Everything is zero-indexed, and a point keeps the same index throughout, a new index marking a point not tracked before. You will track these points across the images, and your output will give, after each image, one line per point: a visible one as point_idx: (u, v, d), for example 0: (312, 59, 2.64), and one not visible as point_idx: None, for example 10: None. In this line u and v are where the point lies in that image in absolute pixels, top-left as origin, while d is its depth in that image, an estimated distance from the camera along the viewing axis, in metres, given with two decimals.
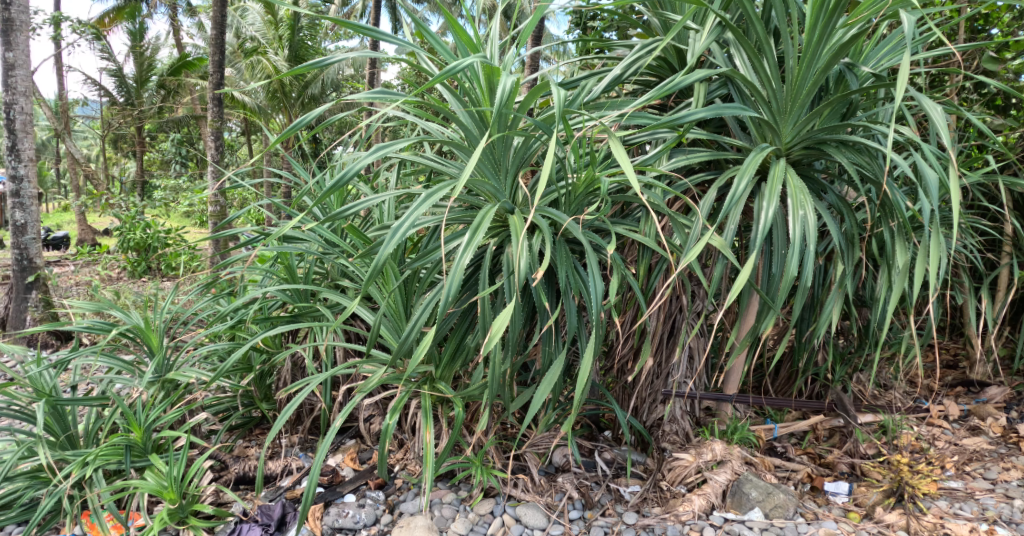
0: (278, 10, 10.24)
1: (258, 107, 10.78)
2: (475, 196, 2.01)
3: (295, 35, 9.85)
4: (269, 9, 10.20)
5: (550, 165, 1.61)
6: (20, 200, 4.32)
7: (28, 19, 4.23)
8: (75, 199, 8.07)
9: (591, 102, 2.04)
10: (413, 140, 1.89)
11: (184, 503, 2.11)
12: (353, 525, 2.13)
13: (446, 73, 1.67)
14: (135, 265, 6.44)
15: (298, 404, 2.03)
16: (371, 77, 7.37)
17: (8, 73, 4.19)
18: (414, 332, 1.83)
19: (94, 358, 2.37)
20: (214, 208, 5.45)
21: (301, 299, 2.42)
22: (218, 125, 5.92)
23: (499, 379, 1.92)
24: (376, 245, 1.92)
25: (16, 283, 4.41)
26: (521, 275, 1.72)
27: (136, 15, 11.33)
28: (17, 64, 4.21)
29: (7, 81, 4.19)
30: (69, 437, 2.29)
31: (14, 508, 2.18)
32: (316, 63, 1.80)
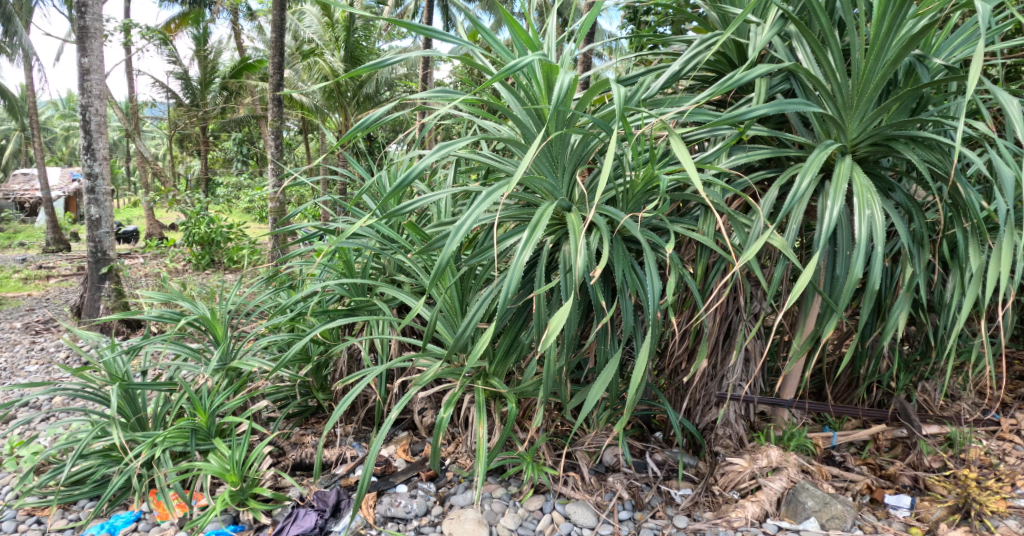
0: (334, 12, 10.39)
1: (315, 106, 10.97)
2: (532, 194, 2.01)
3: (351, 35, 10.03)
4: (326, 11, 10.35)
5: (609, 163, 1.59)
6: (95, 197, 4.55)
7: (101, 26, 4.43)
8: (144, 196, 8.39)
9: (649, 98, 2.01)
10: (473, 138, 1.91)
11: (245, 486, 2.19)
12: (404, 514, 2.18)
13: (505, 71, 1.70)
14: (199, 258, 6.68)
15: (355, 396, 2.07)
16: (425, 76, 7.39)
17: (84, 77, 4.42)
18: (471, 328, 1.87)
19: (164, 345, 2.46)
20: (274, 204, 5.52)
21: (358, 293, 2.50)
22: (276, 124, 6.09)
23: (553, 378, 1.91)
24: (434, 242, 1.94)
25: (91, 273, 4.62)
26: (579, 273, 1.71)
27: (200, 21, 11.75)
28: (92, 69, 4.42)
29: (82, 85, 4.42)
30: (138, 419, 2.40)
31: (87, 483, 2.31)
32: (373, 65, 1.93)
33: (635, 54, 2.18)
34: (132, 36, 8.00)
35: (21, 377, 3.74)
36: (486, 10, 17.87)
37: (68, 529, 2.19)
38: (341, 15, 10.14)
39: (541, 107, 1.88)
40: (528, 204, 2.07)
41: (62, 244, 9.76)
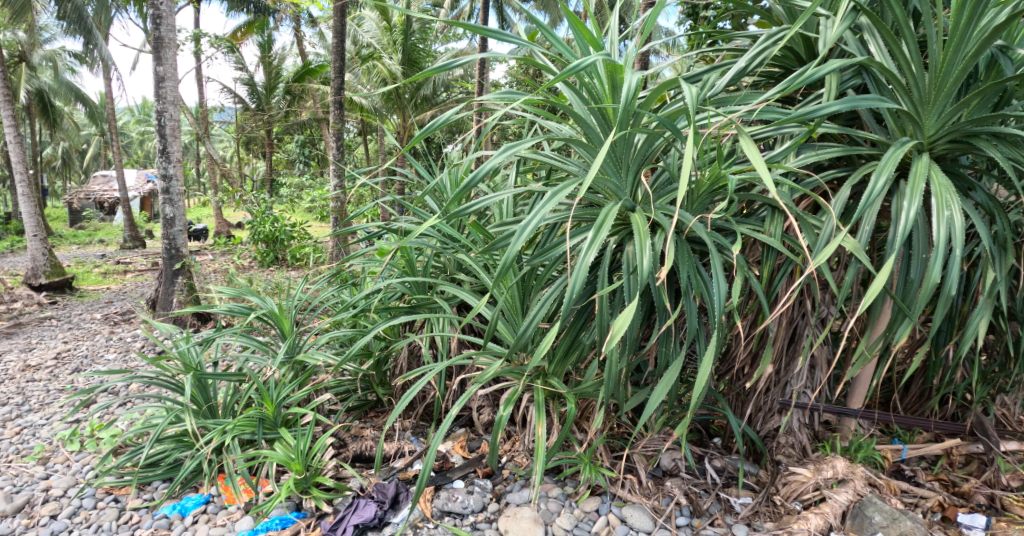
0: (392, 17, 10.57)
1: (374, 108, 11.18)
2: (595, 194, 2.01)
3: (408, 39, 10.18)
4: (384, 16, 10.54)
5: (686, 171, 1.57)
6: (169, 197, 4.77)
7: (175, 36, 4.64)
8: (213, 196, 8.74)
9: (714, 96, 1.98)
10: (539, 139, 1.91)
11: (308, 474, 2.27)
12: (461, 510, 2.20)
13: (568, 71, 1.70)
14: (264, 255, 6.94)
15: (416, 392, 2.09)
16: (480, 77, 7.42)
17: (160, 84, 4.64)
18: (533, 328, 1.88)
19: (234, 338, 2.55)
20: (335, 204, 5.66)
21: (419, 291, 2.52)
22: (338, 126, 6.25)
23: (613, 380, 1.90)
24: (497, 242, 1.95)
25: (166, 268, 4.84)
26: (644, 275, 1.69)
27: (265, 29, 12.16)
28: (166, 76, 4.64)
29: (158, 92, 4.64)
30: (209, 407, 2.50)
31: (161, 466, 2.43)
32: (440, 65, 2.00)
33: (697, 51, 2.12)
34: (201, 44, 8.36)
35: (101, 364, 3.95)
36: (542, 12, 17.92)
37: (143, 508, 2.32)
38: (399, 19, 10.30)
39: (605, 106, 1.87)
40: (591, 204, 2.06)
41: (138, 241, 10.25)
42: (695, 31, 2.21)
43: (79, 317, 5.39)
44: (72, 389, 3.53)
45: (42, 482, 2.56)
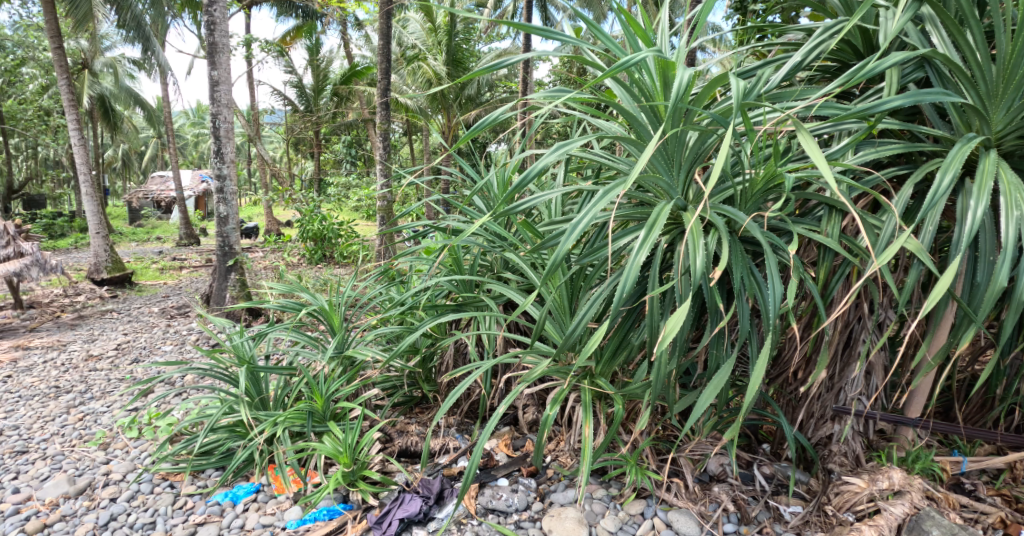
0: (437, 18, 10.65)
1: (419, 108, 11.29)
2: (645, 192, 1.98)
3: (452, 39, 10.24)
4: (429, 17, 10.62)
5: (723, 158, 1.57)
6: (223, 196, 4.91)
7: (228, 41, 4.78)
8: (265, 195, 8.97)
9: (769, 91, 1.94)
10: (590, 137, 1.90)
11: (355, 468, 2.30)
12: (505, 508, 2.20)
13: (618, 67, 1.69)
14: (313, 253, 7.09)
15: (463, 391, 2.09)
16: (525, 76, 7.42)
17: (214, 88, 4.78)
18: (581, 328, 1.87)
19: (286, 332, 2.61)
20: (382, 202, 5.74)
21: (466, 289, 2.52)
22: (384, 127, 6.33)
23: (662, 382, 1.88)
24: (546, 240, 1.95)
25: (220, 265, 4.98)
26: (697, 276, 1.67)
27: (313, 33, 12.41)
28: (220, 80, 4.78)
29: (213, 95, 4.78)
30: (261, 399, 2.56)
31: (215, 455, 2.50)
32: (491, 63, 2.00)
33: (749, 46, 2.11)
34: (252, 49, 8.59)
35: (159, 355, 4.09)
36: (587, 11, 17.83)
37: (197, 495, 2.39)
38: (443, 20, 10.36)
39: (656, 103, 1.85)
40: (642, 203, 2.04)
41: (193, 239, 10.56)
42: (746, 25, 2.16)
43: (138, 311, 5.60)
44: (132, 378, 3.66)
45: (104, 466, 2.66)
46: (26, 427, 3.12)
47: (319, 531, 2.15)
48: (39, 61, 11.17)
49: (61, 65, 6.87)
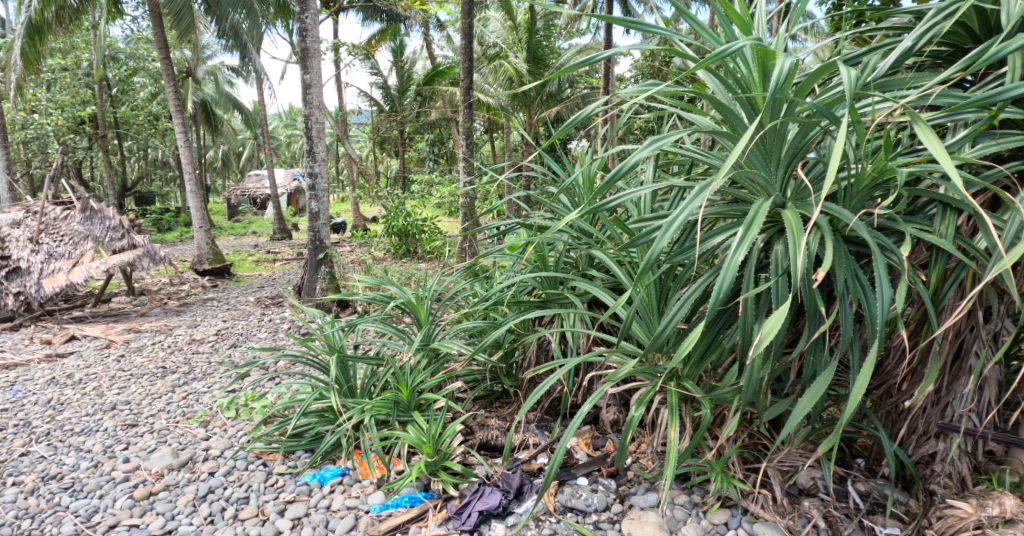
0: (517, 16, 10.62)
1: (500, 107, 11.36)
2: (741, 189, 1.93)
3: (533, 37, 10.18)
4: (509, 15, 10.61)
5: (837, 156, 1.51)
6: (315, 193, 5.12)
7: (319, 46, 4.98)
8: (352, 192, 9.30)
9: (877, 80, 1.83)
10: (686, 132, 1.85)
11: (437, 458, 2.34)
12: (584, 507, 2.19)
13: (713, 56, 1.64)
14: (397, 248, 7.32)
15: (547, 389, 2.09)
16: (608, 73, 7.31)
17: (307, 91, 4.99)
18: (671, 328, 1.84)
19: (375, 324, 2.68)
20: (465, 199, 5.82)
21: (550, 286, 2.52)
22: (467, 125, 6.41)
23: (754, 387, 1.82)
24: (637, 237, 1.91)
25: (311, 257, 5.19)
26: (799, 276, 1.61)
27: (397, 35, 12.72)
28: (313, 83, 4.99)
29: (305, 98, 4.99)
30: (350, 387, 2.65)
31: (305, 437, 2.61)
32: (583, 57, 1.99)
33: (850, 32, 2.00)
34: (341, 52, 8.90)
35: (254, 341, 4.31)
36: None
37: (287, 474, 2.50)
38: (524, 17, 10.33)
39: (755, 95, 1.79)
40: (736, 200, 1.98)
41: (286, 234, 11.04)
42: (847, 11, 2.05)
43: (236, 299, 5.92)
44: (230, 362, 3.87)
45: (203, 442, 2.82)
46: (136, 403, 3.35)
47: (401, 517, 2.20)
48: (149, 70, 11.98)
49: (168, 73, 7.32)
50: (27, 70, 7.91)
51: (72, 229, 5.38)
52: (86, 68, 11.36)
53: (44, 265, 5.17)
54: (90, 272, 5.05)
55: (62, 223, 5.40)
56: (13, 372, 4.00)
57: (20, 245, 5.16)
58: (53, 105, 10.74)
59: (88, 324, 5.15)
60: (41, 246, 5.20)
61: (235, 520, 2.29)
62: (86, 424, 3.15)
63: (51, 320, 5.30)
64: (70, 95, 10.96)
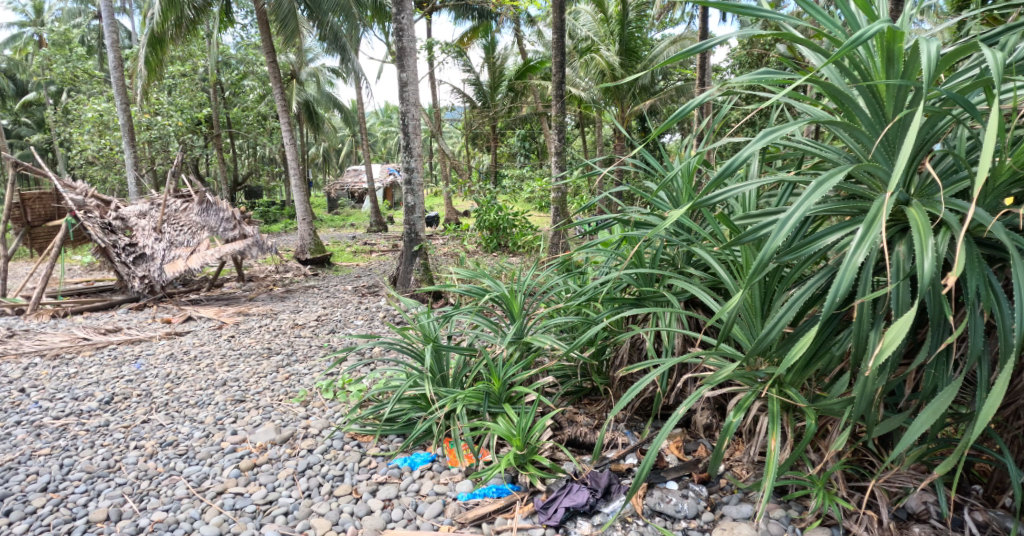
0: (609, 8, 10.39)
1: (592, 102, 11.24)
2: (858, 186, 1.84)
3: (625, 29, 9.87)
4: (601, 7, 10.39)
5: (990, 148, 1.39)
6: (411, 187, 5.25)
7: (415, 43, 5.10)
8: (446, 186, 9.51)
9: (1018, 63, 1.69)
10: (801, 124, 1.77)
11: (525, 452, 2.35)
12: (673, 513, 2.14)
13: (848, 44, 1.54)
14: (489, 242, 7.45)
15: (641, 389, 2.05)
16: (706, 64, 7.04)
17: (404, 89, 5.13)
18: (777, 331, 1.77)
19: (470, 316, 2.73)
20: (556, 194, 5.81)
21: (645, 283, 2.51)
22: (559, 119, 6.37)
23: (867, 400, 1.72)
24: (744, 235, 1.85)
25: (407, 249, 5.34)
26: (928, 280, 1.52)
27: (489, 33, 12.81)
28: (409, 82, 5.12)
29: (402, 96, 5.14)
30: (443, 376, 2.71)
31: (399, 422, 2.70)
32: (695, 47, 1.96)
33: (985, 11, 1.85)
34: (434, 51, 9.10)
35: (351, 328, 4.49)
36: None
37: (380, 456, 2.59)
38: (616, 10, 10.10)
39: (879, 83, 1.69)
40: (853, 197, 1.89)
41: (381, 226, 11.43)
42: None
43: (335, 288, 6.19)
44: (329, 346, 4.06)
45: (304, 421, 2.97)
46: (244, 380, 3.57)
47: (488, 507, 2.23)
48: (258, 73, 12.71)
49: (276, 75, 7.73)
50: (151, 77, 8.58)
51: (190, 220, 5.79)
52: (203, 73, 12.20)
53: (166, 252, 5.59)
54: (206, 259, 5.42)
55: (182, 214, 5.83)
56: (138, 347, 4.36)
57: (146, 233, 5.60)
58: (174, 106, 11.60)
59: (203, 306, 5.54)
60: (163, 235, 5.64)
61: (331, 496, 2.39)
62: (200, 397, 3.38)
63: (171, 301, 5.74)
64: (190, 97, 11.81)
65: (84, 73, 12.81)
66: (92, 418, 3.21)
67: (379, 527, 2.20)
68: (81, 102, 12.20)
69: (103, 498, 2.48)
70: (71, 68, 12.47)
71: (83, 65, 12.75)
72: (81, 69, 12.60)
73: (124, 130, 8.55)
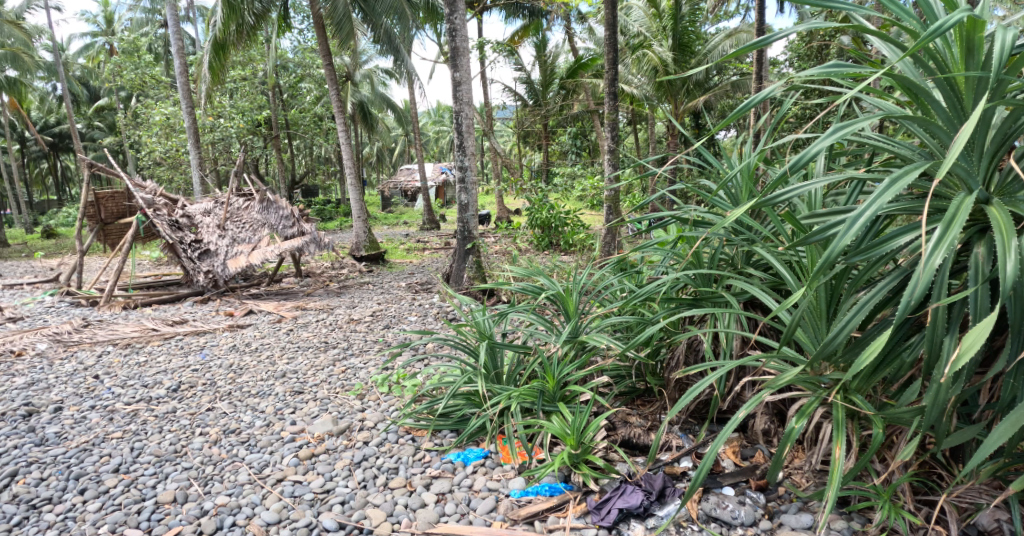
0: (662, 3, 10.23)
1: (645, 99, 11.10)
2: (933, 184, 1.76)
3: (678, 23, 9.72)
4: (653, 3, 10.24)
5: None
6: (465, 185, 5.29)
7: (468, 42, 5.12)
8: (498, 185, 9.56)
9: None
10: (874, 118, 1.71)
11: (579, 451, 2.35)
12: (730, 519, 2.09)
13: (928, 35, 1.48)
14: (540, 240, 7.53)
15: (698, 393, 2.01)
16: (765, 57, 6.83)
17: (457, 88, 5.17)
18: (845, 334, 1.72)
19: (526, 314, 2.73)
20: (609, 192, 5.75)
21: (704, 283, 2.46)
22: (612, 117, 6.30)
23: (940, 409, 1.64)
24: (810, 235, 1.80)
25: (460, 247, 5.38)
26: (1010, 285, 1.45)
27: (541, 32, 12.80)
28: (462, 81, 5.16)
29: (456, 95, 5.18)
30: (497, 374, 2.72)
31: (453, 417, 2.73)
32: (760, 41, 1.92)
33: None
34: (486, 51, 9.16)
35: (405, 324, 4.56)
36: None
37: (433, 451, 2.62)
38: (669, 5, 9.94)
39: (957, 75, 1.62)
40: (927, 196, 1.82)
41: (434, 224, 11.56)
42: None
43: (389, 284, 6.30)
44: (384, 341, 4.13)
45: (360, 413, 3.03)
46: (303, 373, 3.67)
47: (540, 505, 2.23)
48: (315, 76, 13.05)
49: (332, 76, 7.91)
50: (214, 81, 8.91)
51: (252, 217, 5.99)
52: (262, 76, 12.60)
53: (229, 248, 5.78)
54: (266, 255, 5.59)
55: (244, 212, 6.03)
56: (203, 339, 4.53)
57: (210, 230, 5.81)
58: (236, 109, 12.02)
59: (263, 300, 5.72)
60: (226, 232, 5.84)
61: (386, 488, 2.43)
62: (261, 387, 3.49)
63: (234, 295, 5.94)
64: (250, 100, 12.20)
65: (152, 78, 13.40)
66: (161, 405, 3.35)
67: (433, 520, 2.22)
68: (150, 106, 12.76)
69: (170, 481, 2.59)
70: (140, 74, 13.07)
71: (151, 71, 13.33)
72: (149, 74, 13.18)
73: (190, 131, 8.90)
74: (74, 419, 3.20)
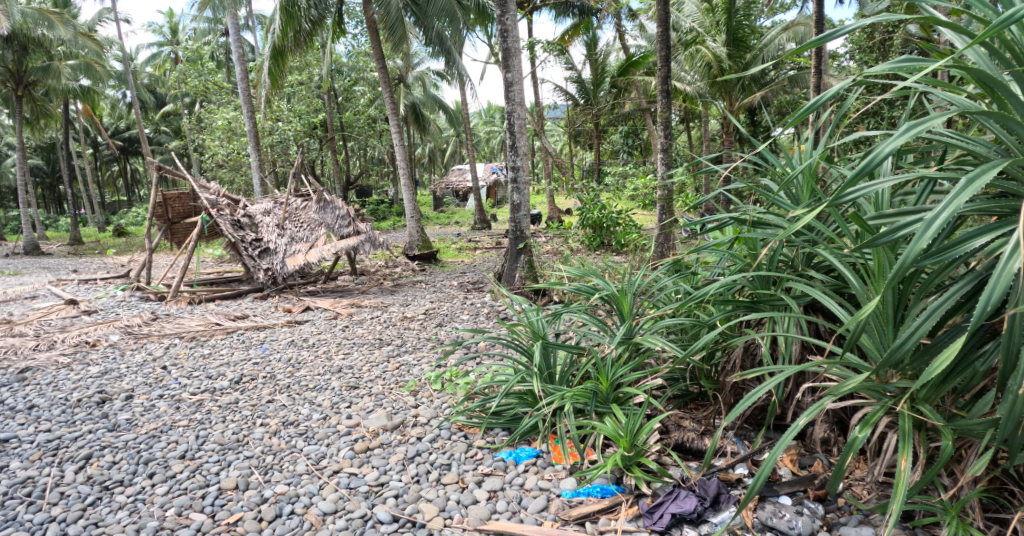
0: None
1: (699, 97, 10.90)
2: (1011, 184, 1.68)
3: (733, 18, 9.51)
4: None
5: None
6: (517, 185, 5.30)
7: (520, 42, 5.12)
8: (549, 184, 9.55)
9: None
10: (948, 115, 1.64)
11: (631, 454, 2.33)
12: (787, 528, 2.04)
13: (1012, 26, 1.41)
14: (591, 240, 7.52)
15: (756, 400, 1.96)
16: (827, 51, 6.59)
17: (509, 89, 5.18)
18: (914, 341, 1.66)
19: (580, 314, 2.73)
20: (663, 191, 5.67)
21: (763, 286, 2.39)
22: (665, 115, 6.21)
23: (1016, 422, 1.57)
24: (878, 236, 1.74)
25: (512, 246, 5.40)
26: None
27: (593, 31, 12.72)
28: (514, 81, 5.16)
29: (509, 95, 5.19)
30: (550, 373, 2.73)
31: (506, 416, 2.75)
32: (825, 36, 1.85)
33: None
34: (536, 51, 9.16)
35: (457, 322, 4.60)
36: None
37: (485, 449, 2.64)
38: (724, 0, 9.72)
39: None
40: (1003, 197, 1.73)
41: (485, 224, 11.63)
42: None
43: (441, 283, 6.37)
44: (437, 339, 4.18)
45: (413, 409, 3.08)
46: (359, 368, 3.75)
47: (592, 507, 2.22)
48: (368, 78, 13.31)
49: (387, 78, 8.05)
50: (273, 86, 9.18)
51: (309, 217, 6.15)
52: (318, 80, 12.93)
53: (287, 246, 5.95)
54: (323, 253, 5.73)
55: (302, 212, 6.19)
56: (263, 333, 4.68)
57: (270, 229, 6.00)
58: (294, 112, 12.37)
59: (319, 297, 5.88)
60: (285, 231, 6.01)
61: (438, 483, 2.46)
62: (318, 382, 3.59)
63: (292, 292, 6.12)
64: (308, 103, 12.55)
65: (214, 84, 13.91)
66: (224, 396, 3.48)
67: (484, 517, 2.24)
68: (214, 110, 13.28)
69: (233, 469, 2.69)
70: (203, 80, 13.60)
71: (214, 77, 13.85)
72: (212, 80, 13.69)
73: (251, 134, 9.19)
74: (144, 407, 3.35)
